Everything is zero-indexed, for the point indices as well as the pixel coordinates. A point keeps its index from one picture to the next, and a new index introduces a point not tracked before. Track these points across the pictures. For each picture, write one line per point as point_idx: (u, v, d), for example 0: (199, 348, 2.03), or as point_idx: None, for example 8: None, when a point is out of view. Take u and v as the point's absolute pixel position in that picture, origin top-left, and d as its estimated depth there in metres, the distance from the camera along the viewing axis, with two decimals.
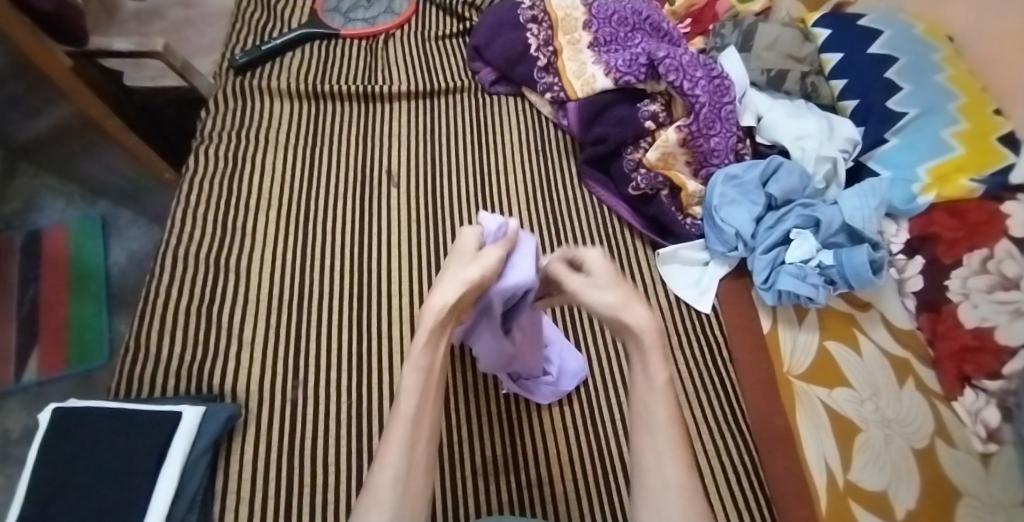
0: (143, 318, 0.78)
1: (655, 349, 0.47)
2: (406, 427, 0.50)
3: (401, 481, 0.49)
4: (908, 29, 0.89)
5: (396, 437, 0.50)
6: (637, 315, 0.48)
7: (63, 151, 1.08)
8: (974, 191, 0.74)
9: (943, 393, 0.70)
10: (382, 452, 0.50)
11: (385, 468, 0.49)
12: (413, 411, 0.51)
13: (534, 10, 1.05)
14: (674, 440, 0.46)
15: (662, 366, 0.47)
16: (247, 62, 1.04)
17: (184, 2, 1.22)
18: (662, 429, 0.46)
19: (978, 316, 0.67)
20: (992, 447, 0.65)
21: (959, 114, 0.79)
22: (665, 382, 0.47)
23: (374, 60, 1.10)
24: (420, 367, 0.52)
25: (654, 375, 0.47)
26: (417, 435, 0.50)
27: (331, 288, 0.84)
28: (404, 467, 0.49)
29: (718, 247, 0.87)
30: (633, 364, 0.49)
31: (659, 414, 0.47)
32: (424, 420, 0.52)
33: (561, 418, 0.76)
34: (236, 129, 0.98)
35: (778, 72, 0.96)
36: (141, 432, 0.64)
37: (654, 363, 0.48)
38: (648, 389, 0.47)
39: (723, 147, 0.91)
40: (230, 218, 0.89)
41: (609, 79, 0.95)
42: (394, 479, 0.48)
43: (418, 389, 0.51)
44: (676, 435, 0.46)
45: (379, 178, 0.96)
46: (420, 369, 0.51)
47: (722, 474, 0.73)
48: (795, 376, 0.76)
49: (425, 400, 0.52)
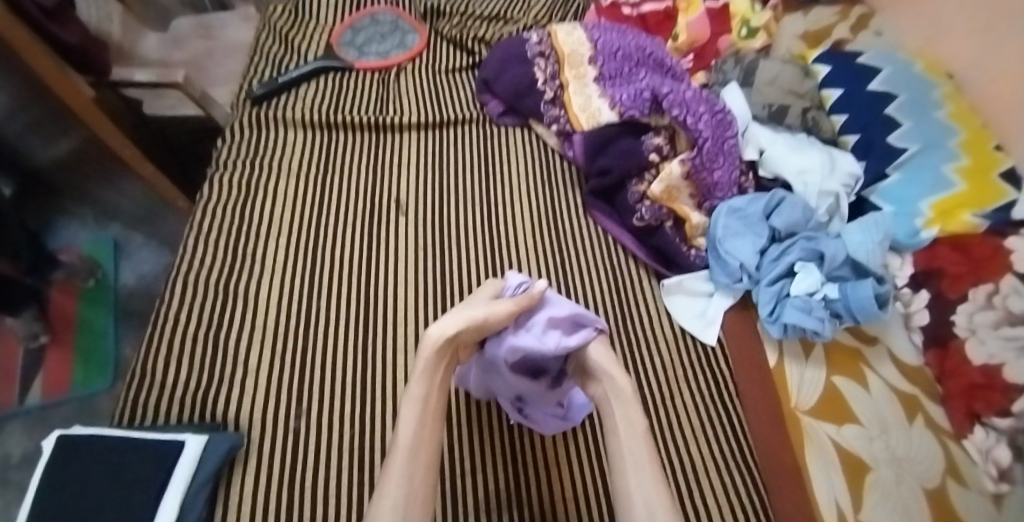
0: (151, 344, 0.79)
1: (631, 407, 0.59)
2: (404, 458, 0.53)
3: (402, 508, 0.50)
4: (907, 67, 0.91)
5: (396, 468, 0.52)
6: (618, 379, 0.61)
7: (79, 177, 1.11)
8: (978, 226, 0.75)
9: (953, 432, 0.69)
10: (382, 485, 0.52)
11: (384, 503, 0.50)
12: (411, 439, 0.55)
13: (541, 45, 1.08)
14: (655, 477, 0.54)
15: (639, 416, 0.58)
16: (263, 93, 1.07)
17: (203, 34, 1.27)
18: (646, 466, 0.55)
19: (986, 353, 0.66)
20: (1003, 487, 0.63)
21: (960, 150, 0.80)
22: (640, 429, 0.58)
23: (385, 92, 1.13)
24: (417, 398, 0.57)
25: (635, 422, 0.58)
26: (415, 468, 0.53)
27: (338, 315, 0.85)
28: (403, 496, 0.51)
29: (723, 278, 0.88)
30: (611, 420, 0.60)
31: (643, 454, 0.56)
32: (421, 451, 0.54)
33: (566, 453, 0.75)
34: (251, 158, 1.00)
35: (778, 107, 0.98)
36: (144, 459, 0.64)
37: (632, 414, 0.59)
38: (627, 436, 0.57)
39: (725, 181, 0.92)
40: (241, 245, 0.90)
41: (614, 112, 0.98)
42: (392, 508, 0.50)
43: (416, 415, 0.56)
44: (655, 476, 0.54)
45: (387, 208, 0.98)
46: (417, 398, 0.57)
47: (730, 512, 0.71)
48: (804, 412, 0.76)
49: (422, 431, 0.55)
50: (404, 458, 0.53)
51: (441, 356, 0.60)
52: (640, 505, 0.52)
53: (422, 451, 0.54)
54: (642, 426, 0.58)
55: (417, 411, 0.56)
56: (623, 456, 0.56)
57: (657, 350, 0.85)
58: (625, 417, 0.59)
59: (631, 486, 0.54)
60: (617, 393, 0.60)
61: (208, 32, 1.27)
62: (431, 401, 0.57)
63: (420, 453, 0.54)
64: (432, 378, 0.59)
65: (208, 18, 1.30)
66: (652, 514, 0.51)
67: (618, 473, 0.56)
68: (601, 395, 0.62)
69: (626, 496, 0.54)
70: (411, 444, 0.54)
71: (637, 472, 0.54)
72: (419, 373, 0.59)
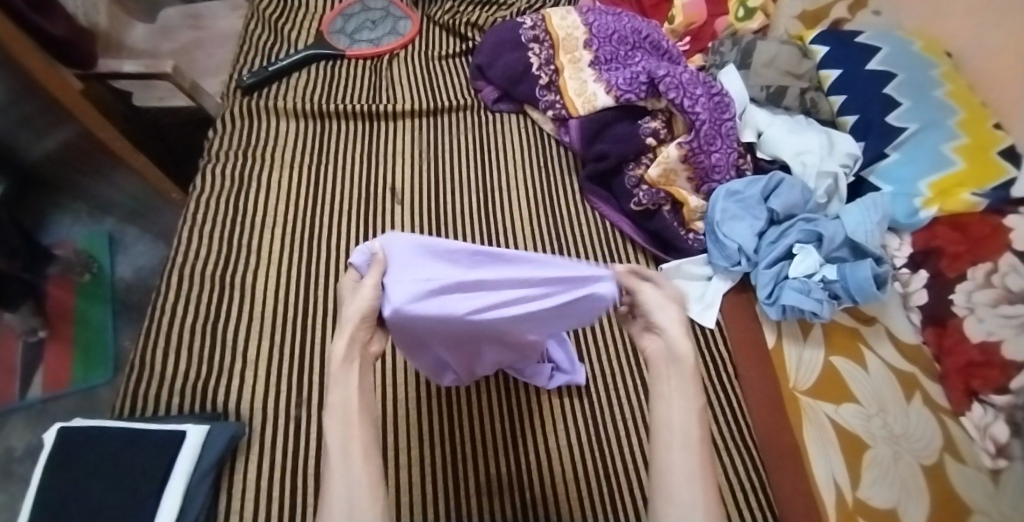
0: (148, 336, 0.78)
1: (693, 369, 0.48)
2: (336, 456, 0.45)
3: (353, 501, 0.44)
4: (906, 45, 0.90)
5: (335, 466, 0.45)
6: (676, 334, 0.49)
7: (71, 170, 1.09)
8: (977, 205, 0.74)
9: (950, 407, 0.69)
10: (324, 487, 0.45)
11: (331, 497, 0.44)
12: (339, 440, 0.46)
13: (535, 30, 1.06)
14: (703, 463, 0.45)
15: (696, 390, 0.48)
16: (254, 83, 1.06)
17: (192, 25, 1.25)
18: (689, 445, 0.45)
19: (984, 331, 0.66)
20: (1000, 463, 0.63)
21: (959, 129, 0.79)
22: (695, 405, 0.47)
23: (378, 80, 1.12)
24: (335, 401, 0.47)
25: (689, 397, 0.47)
26: (358, 458, 0.45)
27: (335, 301, 0.85)
28: (348, 488, 0.44)
29: (721, 262, 0.87)
30: (661, 380, 0.49)
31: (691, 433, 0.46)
32: (353, 442, 0.46)
33: (567, 438, 0.75)
34: (244, 148, 0.99)
35: (776, 89, 0.98)
36: (145, 450, 0.64)
37: (688, 387, 0.48)
38: (678, 409, 0.47)
39: (724, 163, 0.91)
40: (236, 237, 0.90)
41: (609, 97, 0.96)
42: (343, 502, 0.44)
43: (341, 415, 0.47)
44: (701, 457, 0.45)
45: (382, 196, 0.97)
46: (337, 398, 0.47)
47: (730, 491, 0.72)
48: (802, 392, 0.76)
49: (353, 427, 0.46)
50: (337, 454, 0.45)
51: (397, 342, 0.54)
52: (679, 478, 0.44)
53: (355, 443, 0.46)
54: (698, 399, 0.48)
55: (344, 407, 0.47)
56: (669, 431, 0.46)
57: None
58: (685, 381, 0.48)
59: (673, 460, 0.45)
60: (674, 356, 0.49)
61: (198, 23, 1.25)
62: (352, 399, 0.47)
63: (354, 446, 0.46)
64: (349, 377, 0.48)
65: (197, 7, 1.28)
66: (690, 485, 0.44)
67: (661, 447, 0.46)
68: (660, 355, 0.50)
69: (664, 466, 0.45)
70: (340, 441, 0.46)
71: (682, 451, 0.45)
72: (333, 379, 0.48)
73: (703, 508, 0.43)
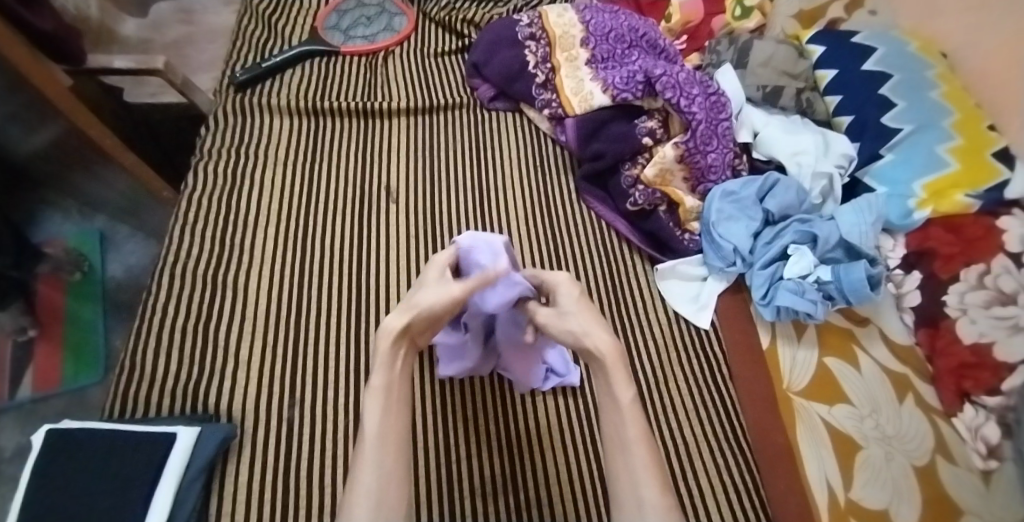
0: (139, 336, 0.78)
1: (618, 370, 0.52)
2: (373, 446, 0.50)
3: (376, 490, 0.48)
4: (902, 46, 0.90)
5: (367, 456, 0.49)
6: (598, 337, 0.54)
7: (60, 167, 1.08)
8: (970, 207, 0.74)
9: (943, 409, 0.70)
10: (353, 476, 0.49)
11: (358, 486, 0.48)
12: (377, 428, 0.51)
13: (532, 27, 1.06)
14: (647, 461, 0.49)
15: (626, 386, 0.52)
16: (247, 79, 1.05)
17: (185, 20, 1.24)
18: (634, 444, 0.50)
19: (976, 332, 0.67)
20: (992, 464, 0.63)
21: (953, 130, 0.79)
22: (628, 400, 0.52)
23: (373, 77, 1.11)
24: (378, 387, 0.53)
25: (619, 396, 0.52)
26: (387, 451, 0.50)
27: (330, 300, 0.85)
28: (378, 479, 0.48)
29: (716, 262, 0.87)
30: (599, 383, 0.54)
31: (631, 430, 0.51)
32: (390, 436, 0.51)
33: (561, 439, 0.75)
34: (236, 145, 0.98)
35: (772, 89, 0.98)
36: (136, 449, 0.64)
37: (618, 384, 0.52)
38: (615, 412, 0.52)
39: (720, 163, 0.91)
40: (229, 235, 0.89)
41: (606, 96, 0.96)
42: (368, 493, 0.47)
43: (381, 403, 0.52)
44: (644, 452, 0.50)
45: (378, 194, 0.97)
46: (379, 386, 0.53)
47: (721, 488, 0.73)
48: (795, 393, 0.76)
49: (389, 418, 0.52)
50: (373, 442, 0.50)
51: (403, 346, 0.55)
52: (626, 481, 0.49)
53: (390, 436, 0.51)
54: (629, 395, 0.52)
55: (383, 399, 0.52)
56: (614, 437, 0.52)
57: (652, 336, 0.85)
58: (612, 384, 0.52)
59: (618, 466, 0.50)
60: (598, 362, 0.54)
61: (191, 18, 1.24)
62: (394, 390, 0.53)
63: (389, 437, 0.51)
64: (393, 363, 0.55)
65: (189, 2, 1.27)
66: (637, 489, 0.48)
67: (614, 452, 0.51)
68: (593, 365, 0.55)
69: (614, 475, 0.51)
70: (378, 431, 0.51)
71: (628, 453, 0.50)
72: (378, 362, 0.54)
73: (650, 509, 0.47)
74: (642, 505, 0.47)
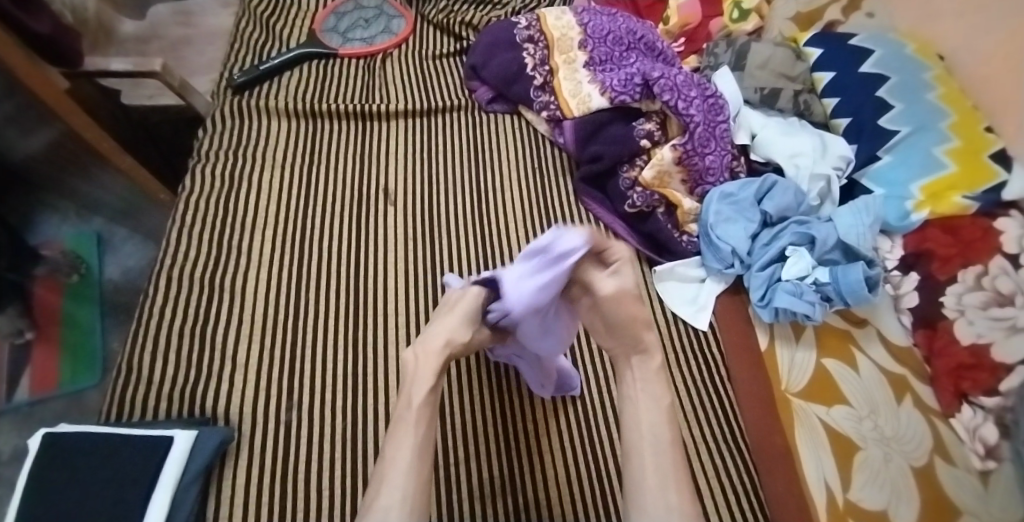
0: (136, 339, 0.77)
1: (660, 377, 0.55)
2: (412, 450, 0.51)
3: (409, 498, 0.48)
4: (899, 48, 0.90)
5: (402, 459, 0.50)
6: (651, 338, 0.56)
7: (57, 170, 1.08)
8: (968, 208, 0.75)
9: (941, 410, 0.70)
10: (387, 476, 0.49)
11: (388, 489, 0.48)
12: (418, 437, 0.52)
13: (530, 30, 1.06)
14: (675, 468, 0.50)
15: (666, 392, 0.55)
16: (244, 81, 1.05)
17: (183, 22, 1.24)
18: (663, 448, 0.51)
19: (974, 333, 0.67)
20: (990, 465, 0.63)
21: (950, 132, 0.80)
22: (665, 407, 0.54)
23: (371, 79, 1.11)
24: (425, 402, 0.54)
25: (660, 398, 0.54)
26: (422, 462, 0.51)
27: (330, 306, 0.84)
28: (410, 483, 0.49)
29: (715, 264, 0.87)
30: (636, 385, 0.55)
31: (663, 435, 0.52)
32: (427, 449, 0.52)
33: (561, 441, 0.75)
34: (233, 148, 0.98)
35: (770, 91, 0.98)
36: (135, 453, 0.64)
37: (659, 389, 0.55)
38: (649, 414, 0.53)
39: (718, 165, 0.91)
40: (226, 238, 0.89)
41: (604, 99, 0.96)
42: (402, 497, 0.48)
43: (426, 417, 0.54)
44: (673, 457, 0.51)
45: (375, 197, 0.97)
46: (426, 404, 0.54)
47: (721, 490, 0.72)
48: (793, 394, 0.76)
49: (428, 433, 0.53)
50: (412, 449, 0.51)
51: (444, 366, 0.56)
52: (652, 481, 0.49)
53: (427, 448, 0.52)
54: (666, 401, 0.54)
55: (427, 412, 0.54)
56: (642, 435, 0.52)
57: None
58: (655, 390, 0.54)
59: (646, 467, 0.50)
60: (643, 361, 0.56)
61: (189, 20, 1.24)
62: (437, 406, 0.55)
63: (427, 448, 0.52)
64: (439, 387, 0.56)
65: (187, 5, 1.27)
66: (665, 491, 0.49)
67: (638, 455, 0.51)
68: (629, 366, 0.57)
69: (637, 474, 0.50)
70: (419, 441, 0.52)
71: (656, 454, 0.50)
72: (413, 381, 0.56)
73: (677, 512, 0.47)
74: (669, 508, 0.48)
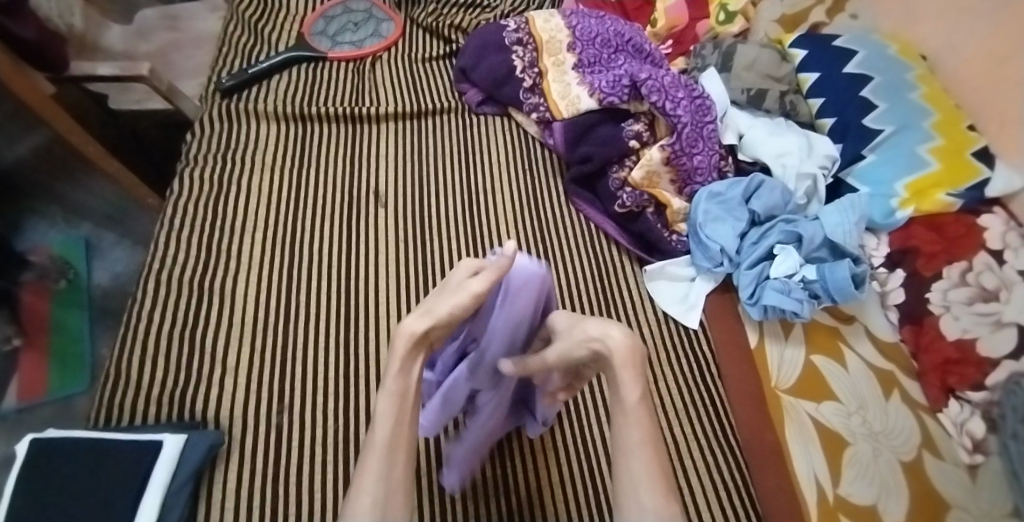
0: (124, 344, 0.77)
1: (627, 370, 0.48)
2: (381, 453, 0.47)
3: (380, 504, 0.46)
4: (883, 49, 0.91)
5: (372, 464, 0.47)
6: (611, 335, 0.48)
7: (44, 177, 1.07)
8: (951, 205, 0.76)
9: (929, 404, 0.71)
10: (358, 481, 0.47)
11: (361, 498, 0.46)
12: (388, 435, 0.48)
13: (519, 32, 1.06)
14: (652, 470, 0.47)
15: (633, 385, 0.48)
16: (232, 85, 1.04)
17: (170, 26, 1.23)
18: (638, 447, 0.48)
19: (959, 328, 0.68)
20: (978, 458, 0.65)
21: (934, 130, 0.81)
22: (636, 401, 0.48)
23: (360, 82, 1.11)
24: (393, 393, 0.49)
25: (626, 394, 0.48)
26: (394, 462, 0.47)
27: (319, 309, 0.84)
28: (382, 488, 0.46)
29: (704, 262, 0.88)
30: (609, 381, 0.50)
31: (636, 434, 0.48)
32: (399, 447, 0.48)
33: (551, 440, 0.76)
34: (222, 152, 0.98)
35: (756, 91, 0.99)
36: (121, 460, 0.63)
37: (627, 382, 0.48)
38: (620, 411, 0.49)
39: (706, 165, 0.92)
40: (216, 242, 0.88)
41: (593, 100, 0.97)
42: (371, 506, 0.45)
43: (394, 414, 0.49)
44: (650, 455, 0.47)
45: (365, 199, 0.97)
46: (392, 393, 0.49)
47: (711, 488, 0.73)
48: (783, 391, 0.76)
49: (400, 427, 0.49)
50: (382, 451, 0.47)
51: (420, 348, 0.50)
52: (627, 484, 0.47)
53: (401, 444, 0.48)
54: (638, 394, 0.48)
55: (396, 403, 0.49)
56: (617, 436, 0.49)
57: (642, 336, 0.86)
58: (619, 384, 0.48)
59: (621, 471, 0.48)
60: (607, 360, 0.49)
61: (176, 24, 1.24)
62: (409, 397, 0.50)
63: (399, 445, 0.48)
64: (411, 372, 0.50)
65: (175, 9, 1.26)
66: (638, 494, 0.46)
67: (617, 455, 0.49)
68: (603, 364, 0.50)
69: (617, 474, 0.49)
70: (388, 440, 0.48)
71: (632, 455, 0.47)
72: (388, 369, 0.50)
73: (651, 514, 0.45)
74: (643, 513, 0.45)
